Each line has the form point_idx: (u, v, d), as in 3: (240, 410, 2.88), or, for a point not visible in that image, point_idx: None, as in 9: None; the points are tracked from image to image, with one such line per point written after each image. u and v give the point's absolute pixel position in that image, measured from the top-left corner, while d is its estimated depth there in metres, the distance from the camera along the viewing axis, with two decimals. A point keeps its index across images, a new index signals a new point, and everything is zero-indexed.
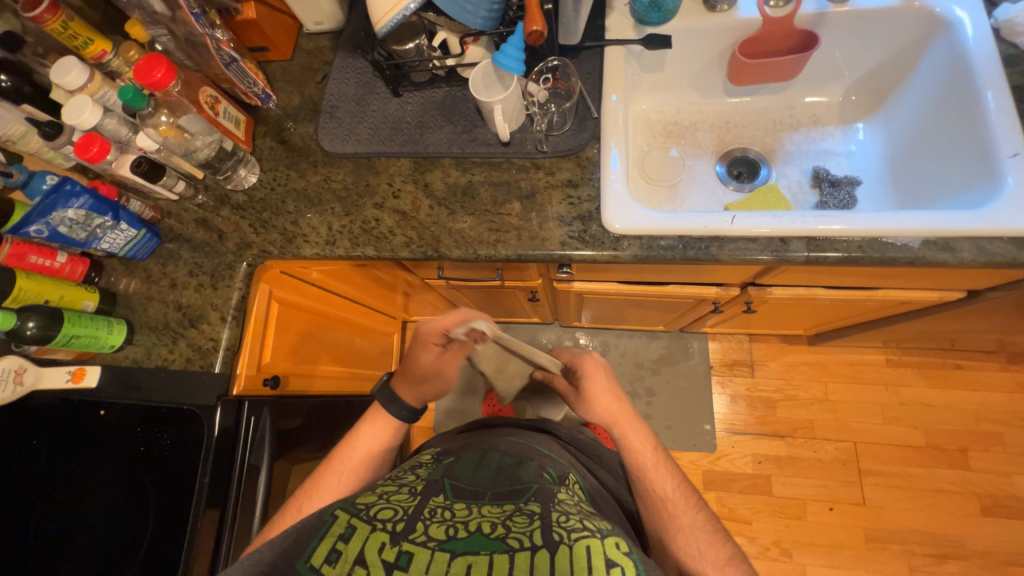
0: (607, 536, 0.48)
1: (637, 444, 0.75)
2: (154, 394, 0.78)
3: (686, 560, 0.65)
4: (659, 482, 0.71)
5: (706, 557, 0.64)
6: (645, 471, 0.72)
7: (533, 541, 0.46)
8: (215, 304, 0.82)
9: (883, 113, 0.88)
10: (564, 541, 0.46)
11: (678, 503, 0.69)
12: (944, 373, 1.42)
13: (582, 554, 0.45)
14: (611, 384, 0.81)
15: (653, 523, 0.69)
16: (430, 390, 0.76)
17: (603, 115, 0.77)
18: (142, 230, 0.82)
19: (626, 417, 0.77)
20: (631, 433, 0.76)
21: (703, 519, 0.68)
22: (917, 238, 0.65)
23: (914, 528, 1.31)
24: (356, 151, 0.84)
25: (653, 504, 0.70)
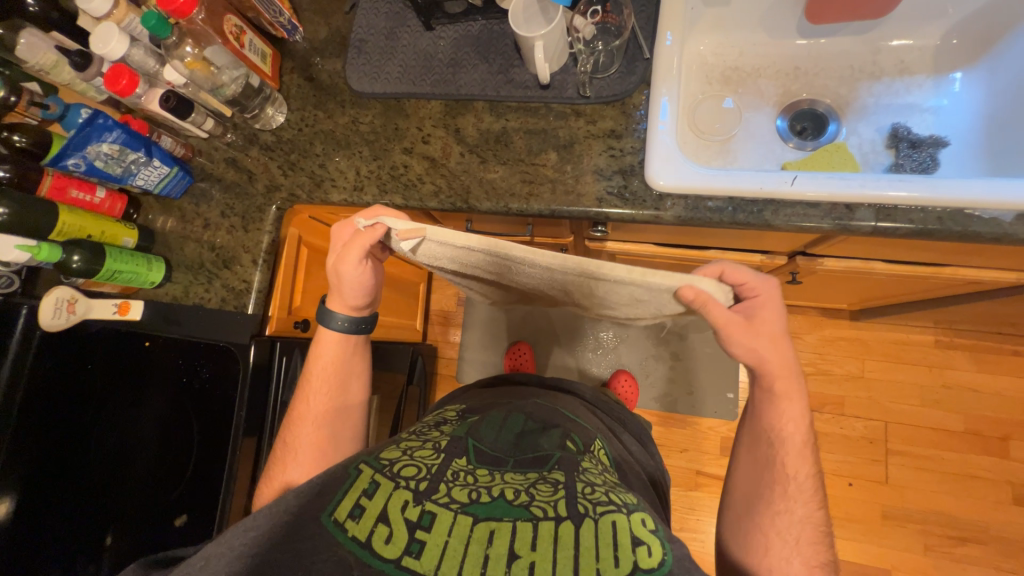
0: (633, 513, 0.49)
1: (795, 416, 0.68)
2: (192, 330, 0.81)
3: (770, 536, 0.66)
4: (796, 463, 0.67)
5: (799, 549, 0.64)
6: (784, 445, 0.68)
7: (559, 512, 0.48)
8: (247, 247, 0.82)
9: (990, 59, 0.74)
10: (590, 514, 0.47)
11: (801, 493, 0.66)
12: (997, 359, 1.33)
13: (608, 530, 0.46)
14: (784, 329, 0.64)
15: (757, 491, 0.69)
16: (353, 295, 0.72)
17: (656, 56, 0.68)
18: (175, 168, 0.82)
19: (792, 377, 0.66)
20: (791, 399, 0.67)
21: (816, 519, 0.65)
22: (1011, 212, 0.58)
23: (936, 510, 1.29)
24: (384, 91, 0.79)
25: (772, 477, 0.68)
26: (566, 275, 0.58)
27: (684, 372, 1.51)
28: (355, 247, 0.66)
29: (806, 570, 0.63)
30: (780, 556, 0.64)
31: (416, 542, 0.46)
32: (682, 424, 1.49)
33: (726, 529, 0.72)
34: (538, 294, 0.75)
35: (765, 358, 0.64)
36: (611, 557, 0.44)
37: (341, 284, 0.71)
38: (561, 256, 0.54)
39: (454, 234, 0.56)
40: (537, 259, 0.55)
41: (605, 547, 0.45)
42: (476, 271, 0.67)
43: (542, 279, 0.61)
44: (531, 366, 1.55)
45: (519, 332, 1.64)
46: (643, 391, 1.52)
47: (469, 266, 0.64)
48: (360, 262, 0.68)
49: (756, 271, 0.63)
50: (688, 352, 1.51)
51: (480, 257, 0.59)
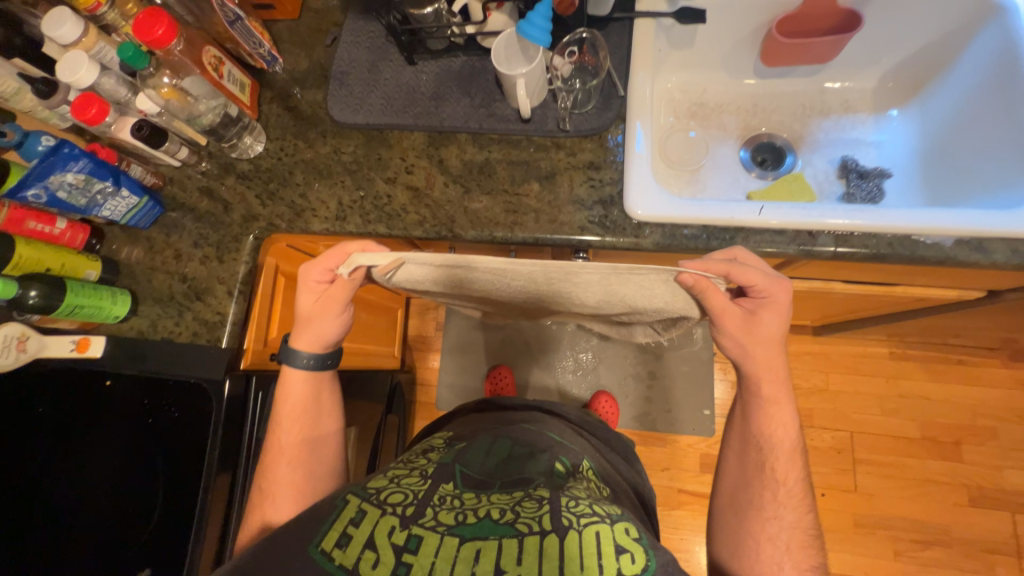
0: (618, 524, 0.49)
1: (784, 421, 0.71)
2: (159, 366, 0.76)
3: (760, 541, 0.68)
4: (785, 468, 0.70)
5: (790, 555, 0.66)
6: (776, 449, 0.70)
7: (543, 526, 0.47)
8: (221, 277, 0.79)
9: (920, 100, 0.82)
10: (574, 525, 0.47)
11: (791, 498, 0.69)
12: (945, 368, 1.43)
13: (592, 540, 0.46)
14: (782, 334, 0.67)
15: (745, 497, 0.71)
16: (326, 331, 0.73)
17: (630, 94, 0.73)
18: (144, 198, 0.79)
19: (781, 382, 0.70)
20: (781, 402, 0.70)
21: (805, 524, 0.68)
22: (950, 237, 0.63)
23: (903, 516, 1.35)
24: (365, 122, 0.80)
25: (762, 482, 0.70)
26: (548, 278, 0.59)
27: (662, 391, 1.54)
28: (340, 287, 0.69)
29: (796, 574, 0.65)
30: (770, 561, 0.66)
31: (403, 567, 0.45)
32: (662, 442, 1.51)
33: (717, 538, 0.73)
34: (527, 304, 0.75)
35: (754, 358, 0.68)
36: (596, 565, 0.44)
37: (317, 322, 0.72)
38: (537, 264, 0.56)
39: (430, 255, 0.57)
40: (517, 267, 0.56)
41: (590, 556, 0.45)
42: (455, 287, 0.67)
43: (521, 286, 0.63)
44: (512, 390, 1.54)
45: (500, 355, 1.63)
46: (623, 411, 1.54)
47: (447, 284, 0.65)
48: (340, 302, 0.71)
49: (766, 274, 0.64)
50: (665, 371, 1.55)
51: (461, 271, 0.59)
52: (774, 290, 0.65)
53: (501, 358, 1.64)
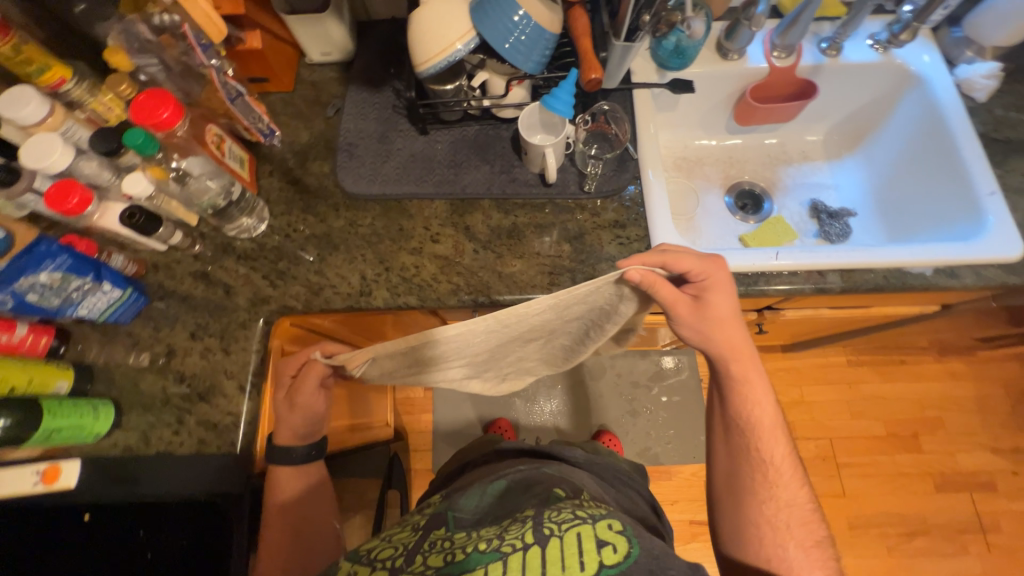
0: (598, 521, 0.50)
1: (759, 398, 0.68)
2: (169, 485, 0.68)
3: (763, 527, 0.65)
4: (769, 445, 0.68)
5: (792, 534, 0.64)
6: (757, 426, 0.68)
7: (525, 541, 0.47)
8: (229, 371, 0.71)
9: (864, 150, 0.96)
10: (555, 533, 0.48)
11: (782, 476, 0.67)
12: (892, 368, 1.61)
13: (573, 541, 0.47)
14: (735, 314, 0.65)
15: (738, 485, 0.69)
16: (297, 424, 0.67)
17: (642, 155, 0.79)
18: (128, 289, 0.70)
19: (749, 359, 0.67)
20: (756, 380, 0.68)
21: (801, 500, 0.67)
22: (929, 267, 0.73)
23: (887, 511, 1.47)
24: (383, 192, 0.78)
25: (750, 465, 0.68)
26: (505, 324, 0.62)
27: (659, 423, 1.57)
28: (312, 373, 0.65)
29: (802, 552, 0.63)
30: (775, 544, 0.65)
31: None
32: (667, 476, 1.53)
33: (719, 529, 0.70)
34: (516, 353, 0.73)
35: (715, 341, 0.66)
36: (578, 563, 0.45)
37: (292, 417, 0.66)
38: (490, 318, 0.59)
39: (393, 344, 0.59)
40: (473, 326, 0.59)
41: (572, 556, 0.45)
42: (427, 365, 0.68)
43: (488, 341, 0.65)
44: None
45: (495, 409, 1.58)
46: (626, 449, 1.55)
47: (417, 366, 0.67)
48: (316, 390, 0.66)
49: (700, 256, 0.64)
50: (659, 403, 1.59)
51: (430, 349, 0.62)
52: (714, 271, 0.64)
53: (497, 411, 1.59)
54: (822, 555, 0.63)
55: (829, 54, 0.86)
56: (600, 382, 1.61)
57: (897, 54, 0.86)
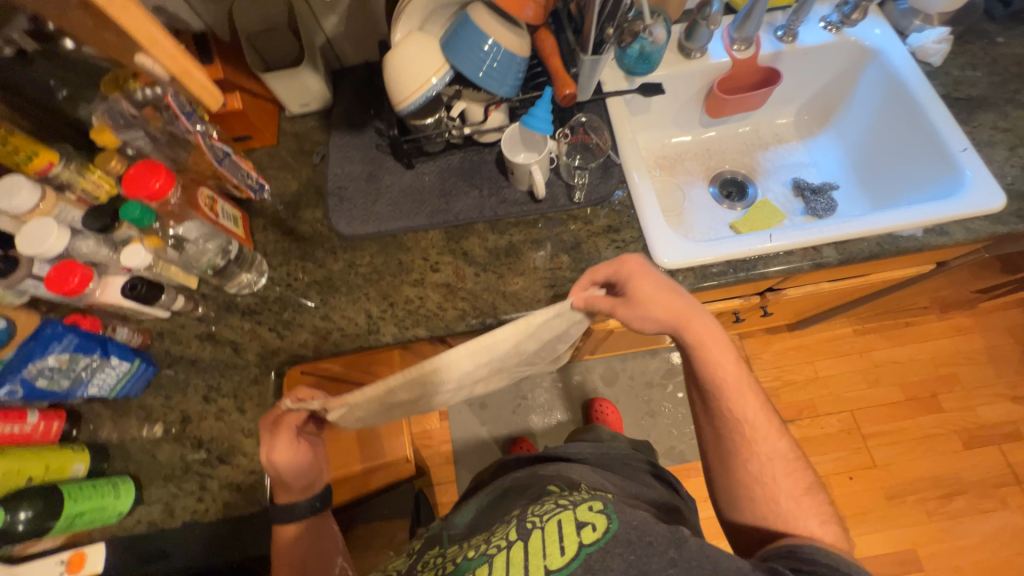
0: (579, 504, 0.50)
1: (719, 358, 0.63)
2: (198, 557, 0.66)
3: (753, 485, 0.61)
4: (740, 403, 0.62)
5: (779, 485, 0.60)
6: (724, 388, 0.63)
7: (509, 539, 0.48)
8: (246, 430, 0.70)
9: (835, 125, 0.99)
10: (537, 525, 0.48)
11: (761, 430, 0.62)
12: (898, 331, 1.61)
13: (555, 529, 0.47)
14: (664, 286, 0.63)
15: (724, 449, 0.64)
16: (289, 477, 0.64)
17: (625, 160, 0.80)
18: (136, 361, 0.69)
19: (699, 320, 0.62)
20: (708, 338, 0.62)
21: (783, 450, 0.61)
22: (919, 228, 0.74)
23: (921, 476, 1.46)
24: (377, 230, 0.79)
25: (728, 426, 0.63)
26: (476, 363, 0.60)
27: (680, 420, 1.56)
28: (288, 424, 0.62)
29: (794, 503, 0.59)
30: (764, 499, 0.60)
31: None
32: (696, 472, 1.51)
33: (715, 494, 0.66)
34: (482, 385, 0.72)
35: (658, 319, 0.62)
36: (558, 549, 0.45)
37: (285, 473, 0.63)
38: (465, 355, 0.57)
39: (369, 392, 0.57)
40: (450, 363, 0.57)
41: (552, 545, 0.45)
42: (403, 406, 0.65)
43: (462, 380, 0.63)
44: None
45: (514, 429, 1.56)
46: None
47: (391, 408, 0.64)
48: (297, 439, 0.63)
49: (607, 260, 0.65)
50: (677, 400, 1.58)
51: (400, 392, 0.59)
52: (626, 264, 0.64)
53: (517, 431, 1.57)
54: (813, 501, 0.59)
55: (786, 40, 0.90)
56: (615, 387, 1.60)
57: (851, 32, 0.89)
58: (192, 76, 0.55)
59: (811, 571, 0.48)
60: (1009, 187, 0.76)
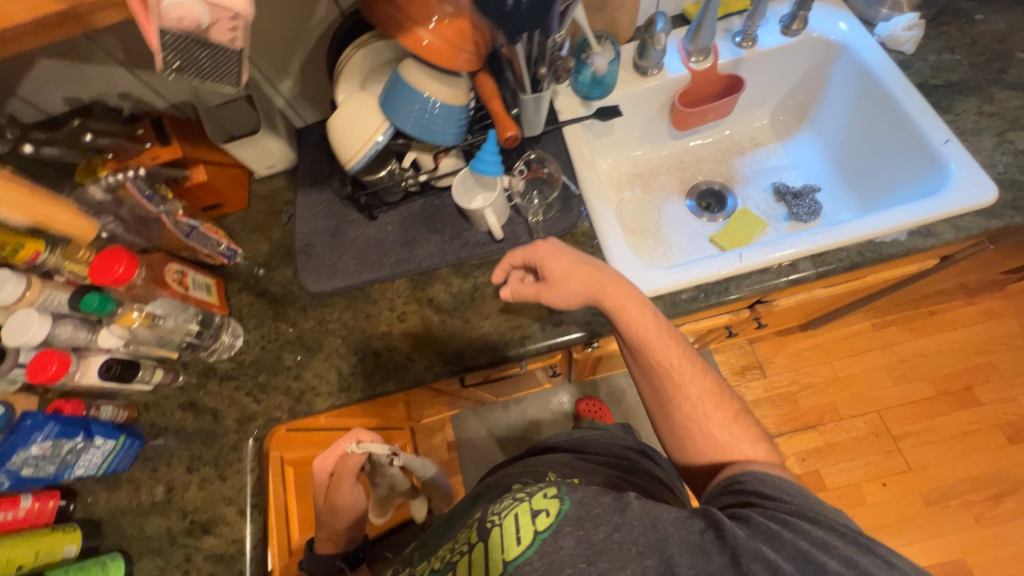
0: (533, 492, 0.50)
1: (637, 314, 0.62)
2: None
3: (692, 427, 0.61)
4: (663, 352, 0.62)
5: (714, 420, 0.60)
6: (647, 343, 0.62)
7: (472, 542, 0.50)
8: (228, 498, 0.71)
9: (812, 123, 0.94)
10: (495, 522, 0.49)
11: (688, 373, 0.62)
12: (922, 322, 1.51)
13: (510, 524, 0.47)
14: (578, 262, 0.66)
15: (661, 399, 0.63)
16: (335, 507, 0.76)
17: (585, 189, 0.79)
18: (121, 437, 0.72)
19: (616, 285, 0.64)
20: (625, 300, 0.63)
21: (712, 390, 0.62)
22: (903, 231, 0.70)
23: (964, 477, 1.35)
24: (344, 285, 0.80)
25: (659, 377, 0.63)
26: None
27: None
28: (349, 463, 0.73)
29: (731, 436, 0.59)
30: (704, 438, 0.60)
31: None
32: None
33: (661, 443, 0.65)
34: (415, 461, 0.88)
35: (577, 292, 0.65)
36: (513, 538, 0.46)
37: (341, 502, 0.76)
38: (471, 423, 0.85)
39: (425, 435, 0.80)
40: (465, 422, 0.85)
41: (509, 539, 0.46)
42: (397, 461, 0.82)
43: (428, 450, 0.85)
44: None
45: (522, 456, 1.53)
46: None
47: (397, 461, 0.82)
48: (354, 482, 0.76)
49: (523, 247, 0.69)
50: None
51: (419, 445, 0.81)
52: (538, 251, 0.68)
53: None
54: (745, 427, 0.60)
55: (746, 45, 0.86)
56: (623, 405, 1.55)
57: (813, 29, 0.85)
58: (60, 217, 0.66)
59: (758, 502, 0.50)
60: (1001, 176, 0.70)
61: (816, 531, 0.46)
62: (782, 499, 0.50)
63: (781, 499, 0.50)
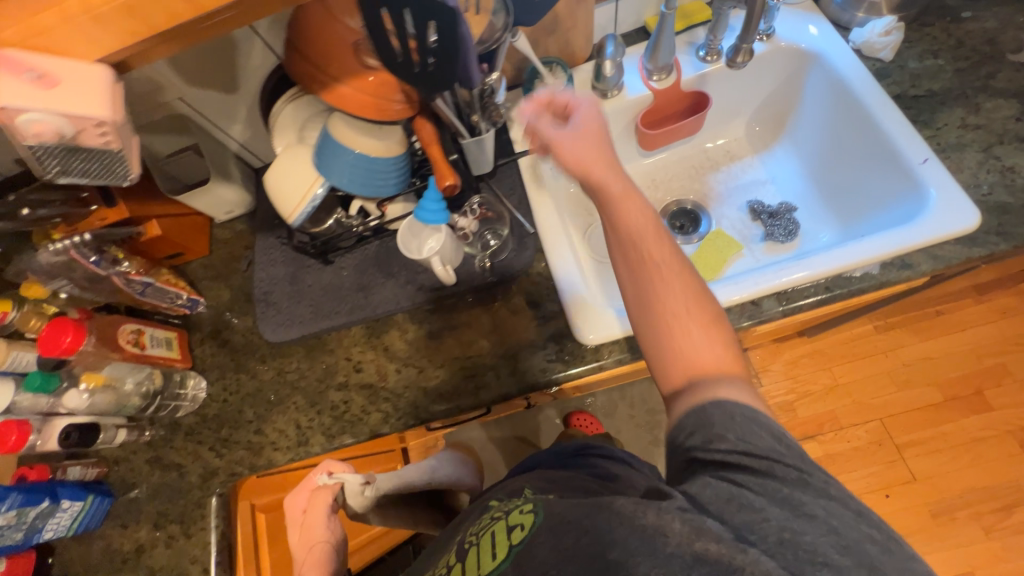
0: (511, 509, 0.53)
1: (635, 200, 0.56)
2: None
3: (670, 321, 0.52)
4: (654, 238, 0.55)
5: (694, 318, 0.52)
6: (639, 226, 0.55)
7: (451, 563, 0.54)
8: (193, 556, 0.73)
9: (791, 134, 0.88)
10: (476, 540, 0.53)
11: (675, 264, 0.54)
12: (929, 323, 1.41)
13: (488, 539, 0.52)
14: (602, 134, 0.59)
15: (638, 289, 0.54)
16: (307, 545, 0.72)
17: (540, 228, 0.76)
18: (89, 497, 0.73)
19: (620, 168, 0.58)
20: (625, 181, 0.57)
21: (697, 290, 0.53)
22: (875, 264, 0.65)
23: (972, 488, 1.30)
24: (301, 334, 0.78)
25: (643, 263, 0.54)
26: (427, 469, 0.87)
27: None
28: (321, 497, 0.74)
29: (709, 338, 0.51)
30: (682, 336, 0.52)
31: None
32: None
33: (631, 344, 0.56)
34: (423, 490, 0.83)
35: (586, 154, 0.57)
36: (490, 551, 0.50)
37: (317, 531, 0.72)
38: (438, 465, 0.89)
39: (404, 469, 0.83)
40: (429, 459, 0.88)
41: (486, 552, 0.51)
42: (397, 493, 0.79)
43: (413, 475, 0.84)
44: None
45: None
46: None
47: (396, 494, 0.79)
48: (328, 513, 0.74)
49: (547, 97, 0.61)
50: None
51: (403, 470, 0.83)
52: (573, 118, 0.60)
53: None
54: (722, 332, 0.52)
55: (709, 59, 0.81)
56: (614, 417, 1.52)
57: (784, 37, 0.79)
58: None
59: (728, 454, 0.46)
60: (985, 199, 0.65)
61: (773, 484, 0.44)
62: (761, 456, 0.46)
63: (739, 452, 0.46)
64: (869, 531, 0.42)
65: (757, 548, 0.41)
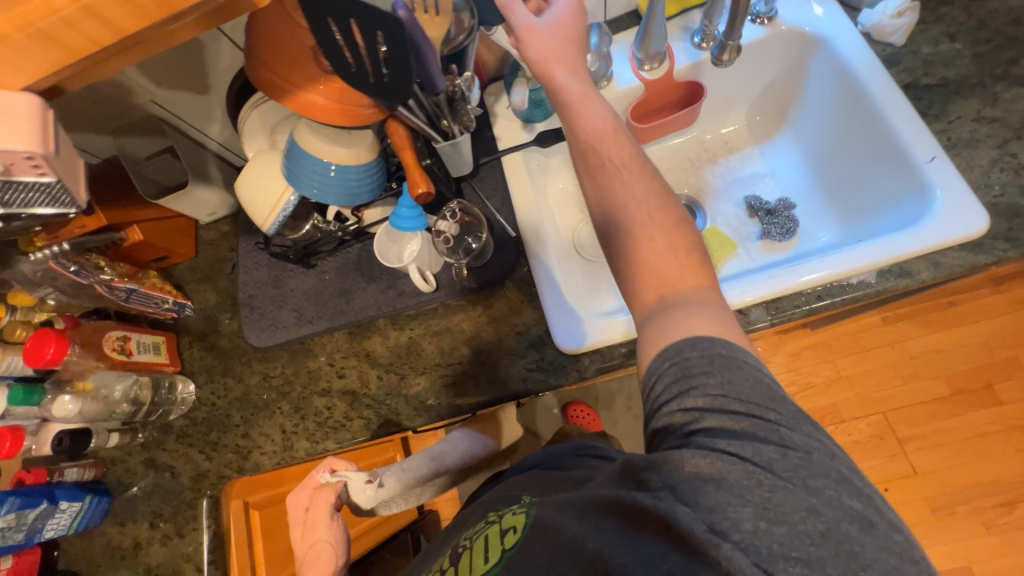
0: (506, 514, 0.52)
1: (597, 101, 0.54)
2: None
3: (630, 224, 0.50)
4: (614, 143, 0.52)
5: (656, 222, 0.49)
6: (598, 128, 0.53)
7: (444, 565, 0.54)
8: (186, 554, 0.76)
9: (792, 126, 0.83)
10: (471, 543, 0.53)
11: (635, 170, 0.52)
12: (940, 314, 1.35)
13: (483, 542, 0.51)
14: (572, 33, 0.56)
15: (600, 197, 0.52)
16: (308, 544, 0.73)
17: (522, 232, 0.73)
18: (86, 498, 0.75)
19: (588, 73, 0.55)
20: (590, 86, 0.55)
21: (658, 191, 0.51)
22: (872, 271, 0.61)
23: (975, 483, 1.28)
24: (285, 339, 0.78)
25: (604, 168, 0.52)
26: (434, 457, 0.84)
27: None
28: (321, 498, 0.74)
29: (671, 243, 0.48)
30: (643, 241, 0.49)
31: None
32: None
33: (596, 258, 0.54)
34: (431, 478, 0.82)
35: (553, 46, 0.55)
36: (484, 554, 0.49)
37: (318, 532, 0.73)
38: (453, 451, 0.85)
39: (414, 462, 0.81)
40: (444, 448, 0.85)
41: (478, 554, 0.50)
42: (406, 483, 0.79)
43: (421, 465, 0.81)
44: None
45: None
46: None
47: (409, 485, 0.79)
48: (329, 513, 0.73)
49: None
50: None
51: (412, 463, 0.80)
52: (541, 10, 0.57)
53: None
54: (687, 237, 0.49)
55: (704, 46, 0.76)
56: (611, 408, 1.51)
57: (787, 19, 0.73)
58: None
59: (709, 417, 0.41)
60: (997, 200, 0.61)
61: (762, 450, 0.39)
62: (741, 412, 0.41)
63: (717, 411, 0.41)
64: (851, 505, 0.37)
65: (730, 540, 0.36)
